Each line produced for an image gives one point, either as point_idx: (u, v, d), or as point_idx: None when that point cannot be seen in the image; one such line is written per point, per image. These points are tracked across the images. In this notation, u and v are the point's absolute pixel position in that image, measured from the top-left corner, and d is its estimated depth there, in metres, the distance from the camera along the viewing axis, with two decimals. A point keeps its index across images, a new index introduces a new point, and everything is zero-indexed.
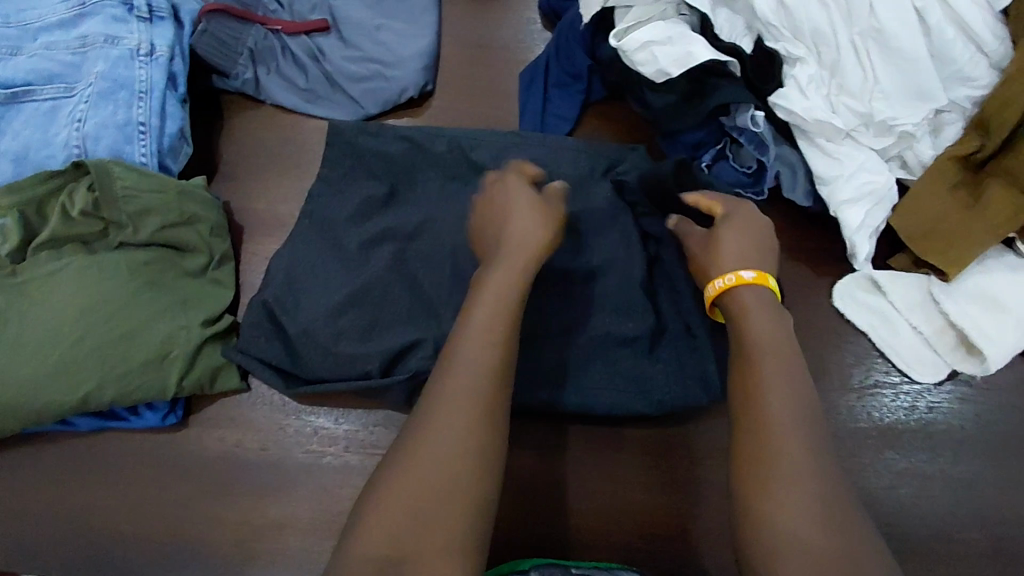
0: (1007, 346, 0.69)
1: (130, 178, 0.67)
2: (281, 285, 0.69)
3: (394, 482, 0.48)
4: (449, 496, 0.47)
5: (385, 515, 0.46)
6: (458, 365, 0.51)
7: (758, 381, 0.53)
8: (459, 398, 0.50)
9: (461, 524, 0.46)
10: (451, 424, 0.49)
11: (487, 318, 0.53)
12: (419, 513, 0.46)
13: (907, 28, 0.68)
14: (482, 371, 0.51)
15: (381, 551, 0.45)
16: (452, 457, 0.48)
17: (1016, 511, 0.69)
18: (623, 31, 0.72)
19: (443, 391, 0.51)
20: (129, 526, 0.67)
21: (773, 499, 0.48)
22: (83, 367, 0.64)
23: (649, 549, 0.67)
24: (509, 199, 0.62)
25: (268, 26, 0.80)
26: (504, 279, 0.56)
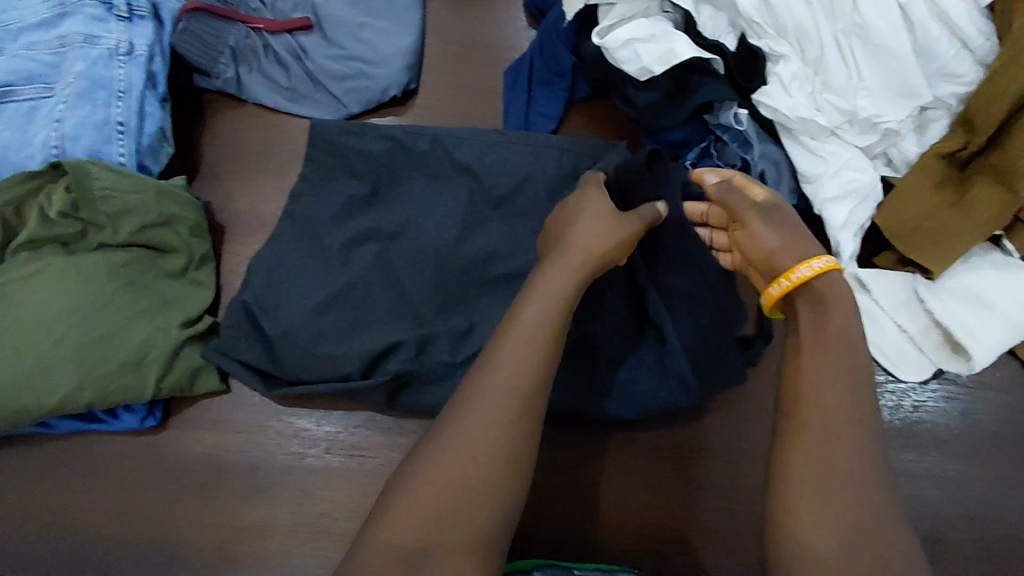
0: (993, 345, 0.69)
1: (108, 178, 0.66)
2: (261, 286, 0.68)
3: (426, 477, 0.46)
4: (482, 498, 0.46)
5: (414, 509, 0.46)
6: (500, 361, 0.49)
7: (814, 374, 0.50)
8: (497, 398, 0.48)
9: (490, 522, 0.46)
10: (486, 423, 0.47)
11: (539, 315, 0.51)
12: (451, 512, 0.45)
13: (891, 24, 0.68)
14: (525, 371, 0.49)
15: (407, 543, 0.45)
16: (486, 459, 0.46)
17: (1001, 511, 0.69)
18: (606, 28, 0.71)
19: (481, 388, 0.48)
20: (110, 529, 0.66)
21: (818, 507, 0.46)
22: (60, 369, 0.63)
23: (658, 551, 0.67)
24: (577, 202, 0.59)
25: (249, 24, 0.80)
26: (560, 277, 0.53)
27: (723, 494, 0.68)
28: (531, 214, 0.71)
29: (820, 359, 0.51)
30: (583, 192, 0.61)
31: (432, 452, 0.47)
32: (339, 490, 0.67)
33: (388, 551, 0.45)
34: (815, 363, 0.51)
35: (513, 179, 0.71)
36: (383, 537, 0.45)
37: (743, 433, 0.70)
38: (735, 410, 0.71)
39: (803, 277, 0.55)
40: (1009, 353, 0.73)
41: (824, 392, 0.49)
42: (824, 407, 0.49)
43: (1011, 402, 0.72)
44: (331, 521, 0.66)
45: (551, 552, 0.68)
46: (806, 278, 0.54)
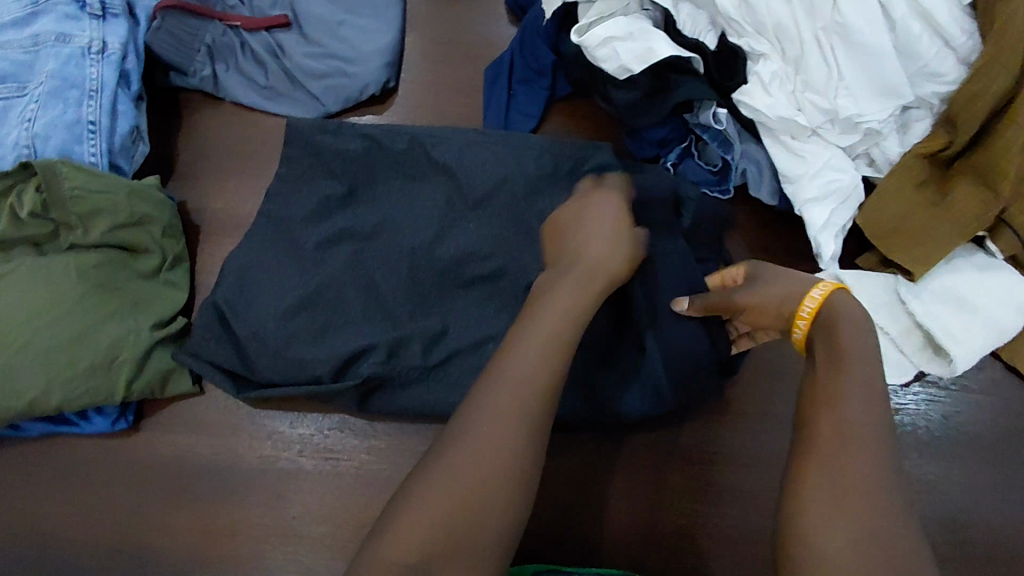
0: (974, 347, 0.68)
1: (78, 179, 0.66)
2: (233, 287, 0.68)
3: (433, 485, 0.46)
4: (491, 503, 0.46)
5: (420, 517, 0.45)
6: (511, 377, 0.49)
7: (829, 388, 0.50)
8: (507, 413, 0.47)
9: (497, 529, 0.45)
10: (495, 431, 0.47)
11: (551, 334, 0.51)
12: (458, 520, 0.45)
13: (872, 22, 0.67)
14: (536, 388, 0.48)
15: (413, 549, 0.44)
16: (494, 473, 0.46)
17: (982, 514, 0.68)
18: (586, 25, 0.69)
19: (490, 403, 0.48)
20: (81, 532, 0.66)
21: (839, 516, 0.45)
22: (30, 371, 0.63)
23: (658, 559, 0.67)
24: (586, 223, 0.60)
25: (227, 22, 0.79)
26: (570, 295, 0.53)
27: (701, 497, 0.68)
28: (508, 215, 0.70)
29: (835, 379, 0.51)
30: (593, 211, 0.61)
31: (439, 465, 0.47)
32: (312, 493, 0.66)
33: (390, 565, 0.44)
34: (830, 381, 0.51)
35: (492, 178, 0.70)
36: (387, 551, 0.44)
37: (721, 436, 0.69)
38: (714, 413, 0.70)
39: (811, 311, 0.55)
40: (991, 355, 0.72)
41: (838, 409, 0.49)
42: (835, 422, 0.49)
43: (993, 405, 0.71)
44: (305, 524, 0.66)
45: (528, 555, 0.67)
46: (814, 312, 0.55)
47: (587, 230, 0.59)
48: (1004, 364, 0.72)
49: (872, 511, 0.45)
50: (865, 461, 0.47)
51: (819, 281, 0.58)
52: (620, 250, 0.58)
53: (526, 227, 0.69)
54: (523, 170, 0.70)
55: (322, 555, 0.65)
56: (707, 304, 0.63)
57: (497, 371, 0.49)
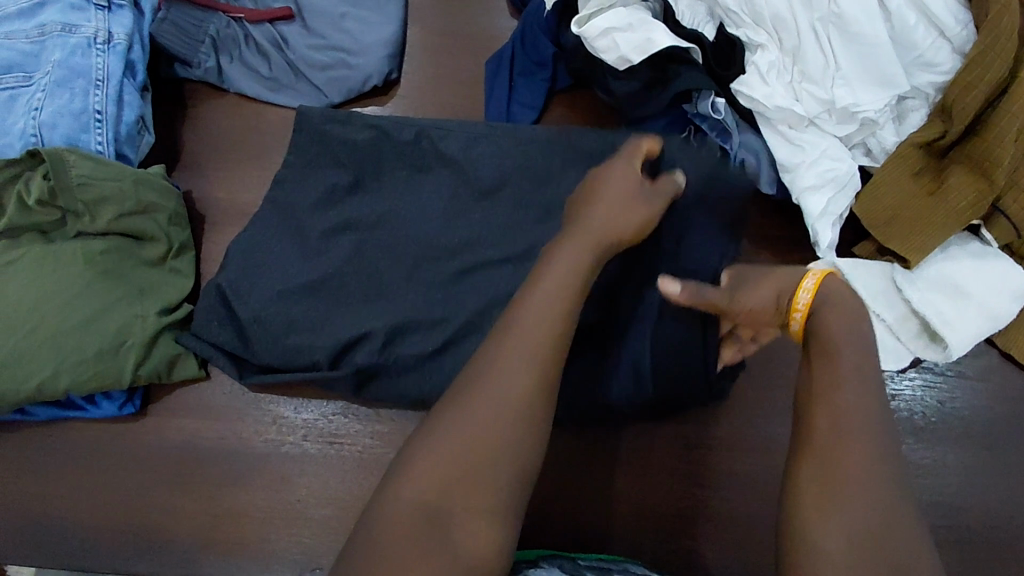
0: (970, 333, 0.69)
1: (85, 167, 0.66)
2: (237, 273, 0.68)
3: (436, 441, 0.46)
4: (496, 457, 0.46)
5: (423, 474, 0.45)
6: (516, 333, 0.49)
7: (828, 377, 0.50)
8: (524, 362, 0.48)
9: (498, 488, 0.45)
10: (495, 387, 0.47)
11: (562, 288, 0.51)
12: (458, 474, 0.45)
13: (866, 13, 0.68)
14: (535, 347, 0.49)
15: (419, 501, 0.44)
16: (510, 422, 0.46)
17: (976, 498, 0.69)
18: (586, 17, 0.71)
19: (503, 354, 0.48)
20: (89, 515, 0.67)
21: (835, 504, 0.45)
22: (38, 355, 0.64)
23: (659, 542, 0.67)
24: (605, 177, 0.60)
25: (231, 14, 0.79)
26: (577, 256, 0.53)
27: (700, 482, 0.68)
28: (511, 202, 0.70)
29: (823, 360, 0.51)
30: (616, 163, 0.61)
31: (456, 416, 0.47)
32: (316, 477, 0.67)
33: (405, 514, 0.44)
34: (824, 369, 0.50)
35: (493, 166, 0.71)
36: (402, 499, 0.45)
37: (721, 422, 0.70)
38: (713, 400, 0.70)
39: (805, 302, 0.54)
40: (986, 342, 0.73)
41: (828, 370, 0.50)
42: (825, 411, 0.49)
43: (989, 391, 0.72)
44: (309, 508, 0.67)
45: (529, 538, 0.68)
46: (810, 303, 0.54)
47: (609, 181, 0.59)
48: (999, 351, 0.72)
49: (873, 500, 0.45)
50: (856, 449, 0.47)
51: (805, 270, 0.57)
52: (642, 207, 0.58)
53: (528, 215, 0.70)
54: (525, 160, 0.71)
55: (326, 539, 0.66)
56: (694, 296, 0.59)
57: (513, 325, 0.50)
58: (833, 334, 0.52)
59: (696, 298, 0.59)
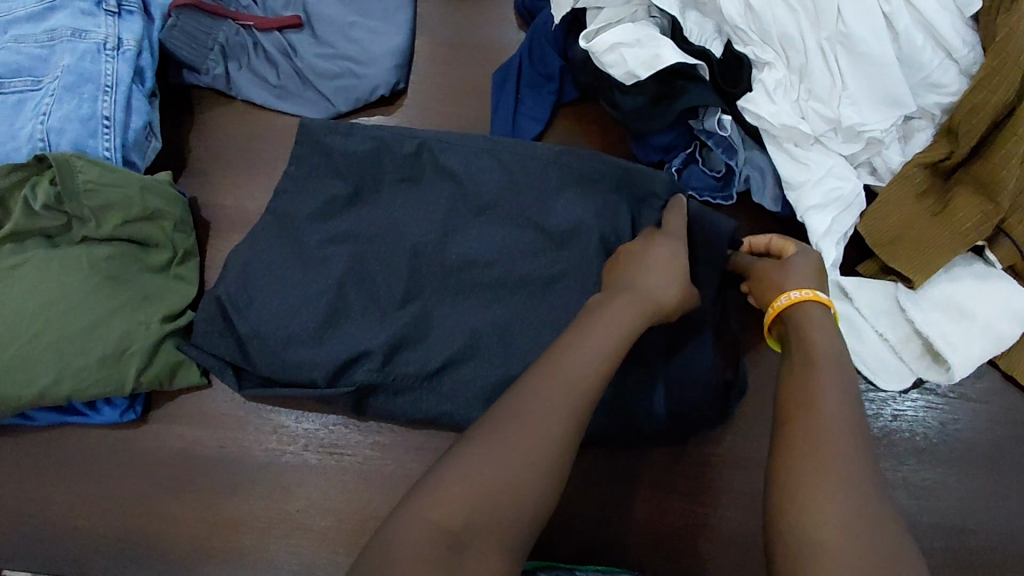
0: (973, 354, 0.69)
1: (92, 173, 0.67)
2: (240, 281, 0.68)
3: (448, 482, 0.45)
4: (497, 487, 0.45)
5: (433, 508, 0.44)
6: (541, 374, 0.50)
7: (833, 395, 0.50)
8: (538, 396, 0.48)
9: (507, 517, 0.45)
10: (520, 429, 0.47)
11: (608, 340, 0.53)
12: (466, 507, 0.44)
13: (875, 32, 0.67)
14: (558, 380, 0.49)
15: (430, 539, 0.43)
16: (523, 455, 0.46)
17: (977, 521, 0.69)
18: (593, 32, 0.71)
19: (527, 387, 0.49)
20: (88, 522, 0.67)
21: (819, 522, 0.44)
22: (40, 361, 0.64)
23: (657, 559, 0.67)
24: (655, 252, 0.62)
25: (240, 22, 0.80)
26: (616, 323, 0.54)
27: (699, 500, 0.68)
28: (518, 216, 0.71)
29: (811, 371, 0.52)
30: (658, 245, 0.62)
31: (471, 449, 0.47)
32: (316, 487, 0.67)
33: (411, 548, 0.43)
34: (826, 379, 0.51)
35: (499, 179, 0.71)
36: (414, 527, 0.44)
37: (723, 440, 0.70)
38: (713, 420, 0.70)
39: (783, 305, 0.59)
40: (988, 364, 0.73)
41: (817, 384, 0.51)
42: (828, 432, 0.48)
43: (990, 413, 0.71)
44: (309, 518, 0.67)
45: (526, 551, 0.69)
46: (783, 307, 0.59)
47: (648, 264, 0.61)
48: (1001, 373, 0.72)
49: (873, 517, 0.44)
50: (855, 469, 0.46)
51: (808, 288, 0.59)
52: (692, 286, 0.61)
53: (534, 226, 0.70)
54: (531, 174, 0.71)
55: (324, 550, 0.66)
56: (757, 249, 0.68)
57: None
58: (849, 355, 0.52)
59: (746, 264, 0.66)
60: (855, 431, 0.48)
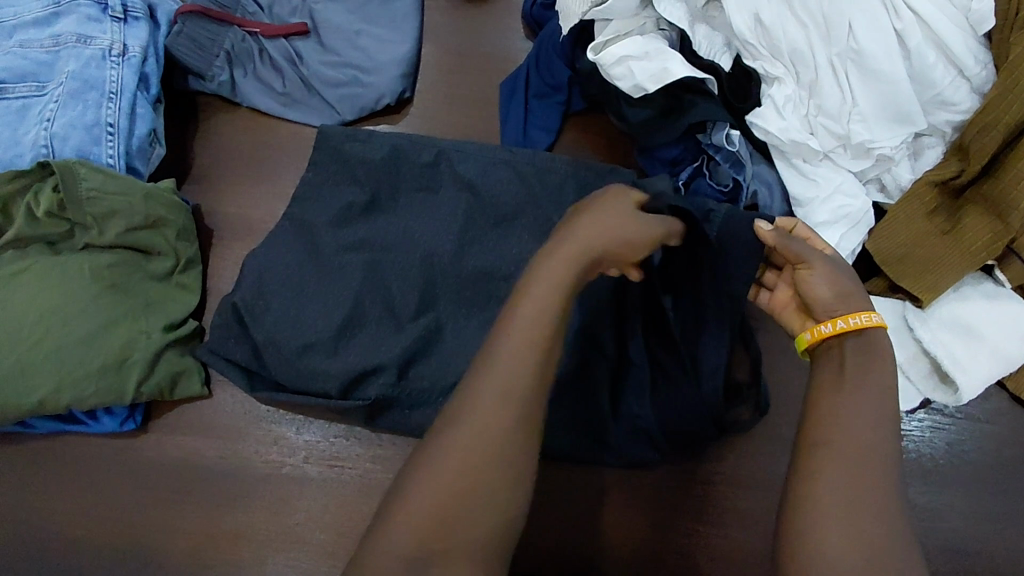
0: (981, 376, 0.68)
1: (95, 180, 0.66)
2: (252, 288, 0.68)
3: (422, 489, 0.44)
4: (472, 491, 0.44)
5: (405, 515, 0.44)
6: (494, 359, 0.46)
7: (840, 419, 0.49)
8: (501, 396, 0.45)
9: (483, 519, 0.44)
10: (475, 425, 0.45)
11: (546, 303, 0.48)
12: (436, 512, 0.44)
13: (886, 50, 0.67)
14: (523, 371, 0.46)
15: (406, 545, 0.43)
16: (489, 453, 0.45)
17: (986, 544, 0.68)
18: (601, 43, 0.70)
19: (483, 384, 0.46)
20: (86, 532, 0.67)
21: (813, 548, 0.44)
22: (41, 369, 0.64)
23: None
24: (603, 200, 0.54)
25: (247, 28, 0.80)
26: (553, 284, 0.48)
27: (702, 519, 0.68)
28: (522, 229, 0.70)
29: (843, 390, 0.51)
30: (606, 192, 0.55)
31: (432, 453, 0.45)
32: (315, 500, 0.67)
33: (392, 559, 0.43)
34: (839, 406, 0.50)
35: (504, 190, 0.71)
36: (394, 533, 0.44)
37: (726, 457, 0.69)
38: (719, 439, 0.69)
39: (860, 324, 0.53)
40: (997, 385, 0.72)
41: (838, 400, 0.50)
42: (834, 456, 0.47)
43: (997, 435, 0.71)
44: (308, 531, 0.66)
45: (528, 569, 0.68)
46: (863, 325, 0.53)
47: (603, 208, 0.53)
48: (1010, 395, 0.72)
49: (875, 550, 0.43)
50: (860, 499, 0.45)
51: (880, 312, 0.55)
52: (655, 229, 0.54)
53: (538, 239, 0.70)
54: (537, 185, 0.71)
55: (322, 564, 0.65)
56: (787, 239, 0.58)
57: None
58: (858, 378, 0.51)
59: (783, 246, 0.58)
60: (862, 457, 0.47)
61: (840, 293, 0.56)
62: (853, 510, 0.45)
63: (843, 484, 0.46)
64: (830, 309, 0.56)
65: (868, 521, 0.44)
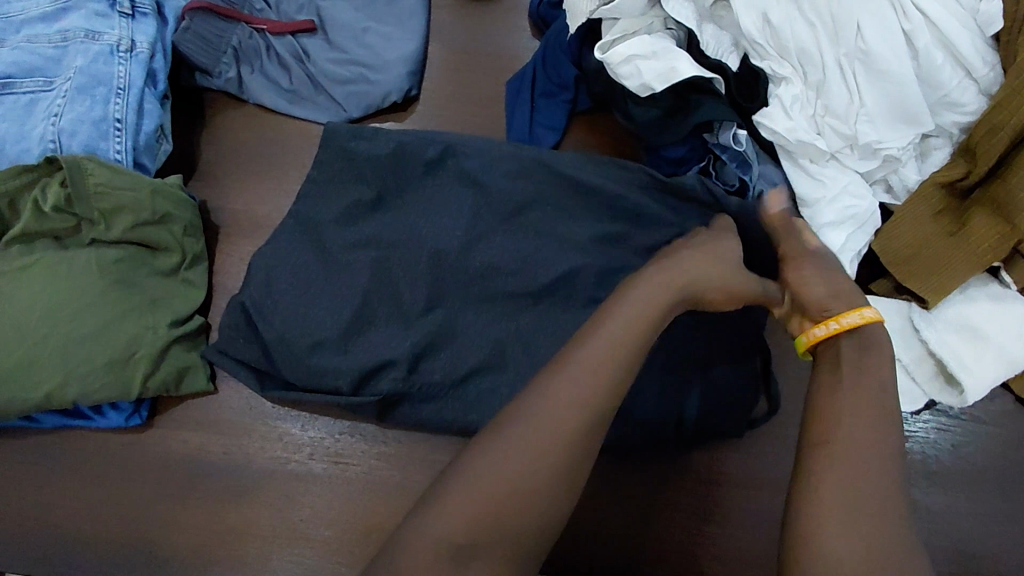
0: (986, 378, 0.68)
1: (103, 176, 0.67)
2: (261, 287, 0.68)
3: (470, 480, 0.45)
4: (522, 487, 0.45)
5: (452, 506, 0.45)
6: (571, 365, 0.49)
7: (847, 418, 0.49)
8: (571, 401, 0.47)
9: (526, 516, 0.45)
10: (541, 424, 0.47)
11: (636, 321, 0.52)
12: (480, 504, 0.44)
13: (894, 50, 0.67)
14: (594, 380, 0.48)
15: (449, 537, 0.44)
16: (550, 453, 0.46)
17: (989, 546, 0.68)
18: (609, 43, 0.70)
19: (550, 387, 0.48)
20: (91, 527, 0.67)
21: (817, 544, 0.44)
22: (47, 364, 0.64)
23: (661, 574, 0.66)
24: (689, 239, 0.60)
25: (253, 25, 0.80)
26: (643, 306, 0.53)
27: (706, 518, 0.68)
28: (529, 228, 0.70)
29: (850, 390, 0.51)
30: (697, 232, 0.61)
31: (490, 449, 0.46)
32: (320, 497, 0.67)
33: (427, 552, 0.44)
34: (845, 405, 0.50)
35: (513, 185, 0.70)
36: (430, 527, 0.44)
37: (731, 457, 0.69)
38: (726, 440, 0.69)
39: (852, 322, 0.55)
40: (1002, 387, 0.72)
41: (844, 398, 0.50)
42: (841, 456, 0.47)
43: (1002, 437, 0.71)
44: (313, 527, 0.66)
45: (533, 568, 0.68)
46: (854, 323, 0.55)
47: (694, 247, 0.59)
48: (1014, 397, 0.71)
49: (883, 550, 0.43)
50: (867, 499, 0.45)
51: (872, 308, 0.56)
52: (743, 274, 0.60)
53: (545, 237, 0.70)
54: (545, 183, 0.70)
55: (326, 560, 0.65)
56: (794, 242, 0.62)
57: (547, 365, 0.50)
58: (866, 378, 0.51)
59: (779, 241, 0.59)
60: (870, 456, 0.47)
61: (833, 295, 0.58)
62: (859, 509, 0.45)
63: (849, 484, 0.46)
64: (836, 310, 0.56)
65: (876, 521, 0.44)
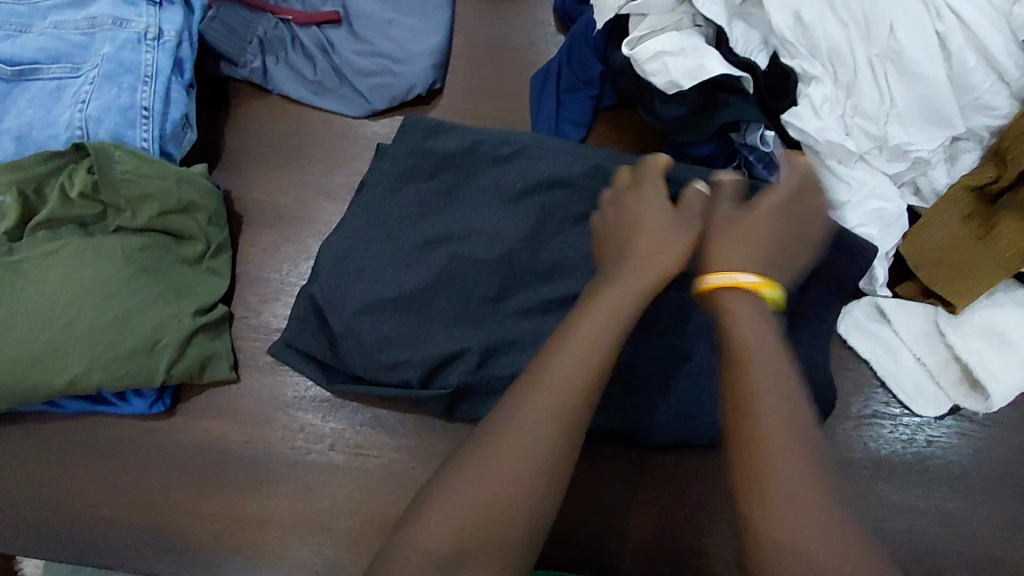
0: (1013, 384, 0.67)
1: (129, 163, 0.67)
2: (331, 278, 0.67)
3: (460, 487, 0.45)
4: (511, 495, 0.45)
5: (444, 512, 0.45)
6: (553, 367, 0.48)
7: None
8: (555, 402, 0.47)
9: (519, 521, 0.45)
10: (528, 427, 0.46)
11: (617, 315, 0.51)
12: (474, 510, 0.44)
13: (927, 52, 0.66)
14: (577, 380, 0.48)
15: (442, 545, 0.44)
16: (537, 458, 0.46)
17: (1010, 552, 0.68)
18: (637, 38, 0.69)
19: (534, 391, 0.47)
20: (113, 513, 0.67)
21: None
22: (72, 349, 0.64)
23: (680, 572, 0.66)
24: (651, 207, 0.58)
25: (279, 15, 0.80)
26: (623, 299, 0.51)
27: (726, 519, 0.67)
28: (554, 222, 0.69)
29: None
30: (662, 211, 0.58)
31: (478, 455, 0.46)
32: (340, 488, 0.67)
33: (425, 558, 0.44)
34: None
35: (537, 181, 0.70)
36: (426, 533, 0.44)
37: None
38: None
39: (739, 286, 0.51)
40: None
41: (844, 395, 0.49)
42: None
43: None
44: (333, 518, 0.66)
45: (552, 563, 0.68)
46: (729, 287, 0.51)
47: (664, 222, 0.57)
48: None
49: None
50: None
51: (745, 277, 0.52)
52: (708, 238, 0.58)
53: (569, 233, 0.69)
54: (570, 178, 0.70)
55: (346, 551, 0.66)
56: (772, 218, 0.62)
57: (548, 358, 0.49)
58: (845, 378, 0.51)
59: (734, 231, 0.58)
60: None
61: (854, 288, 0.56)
62: None
63: None
64: None
65: None
